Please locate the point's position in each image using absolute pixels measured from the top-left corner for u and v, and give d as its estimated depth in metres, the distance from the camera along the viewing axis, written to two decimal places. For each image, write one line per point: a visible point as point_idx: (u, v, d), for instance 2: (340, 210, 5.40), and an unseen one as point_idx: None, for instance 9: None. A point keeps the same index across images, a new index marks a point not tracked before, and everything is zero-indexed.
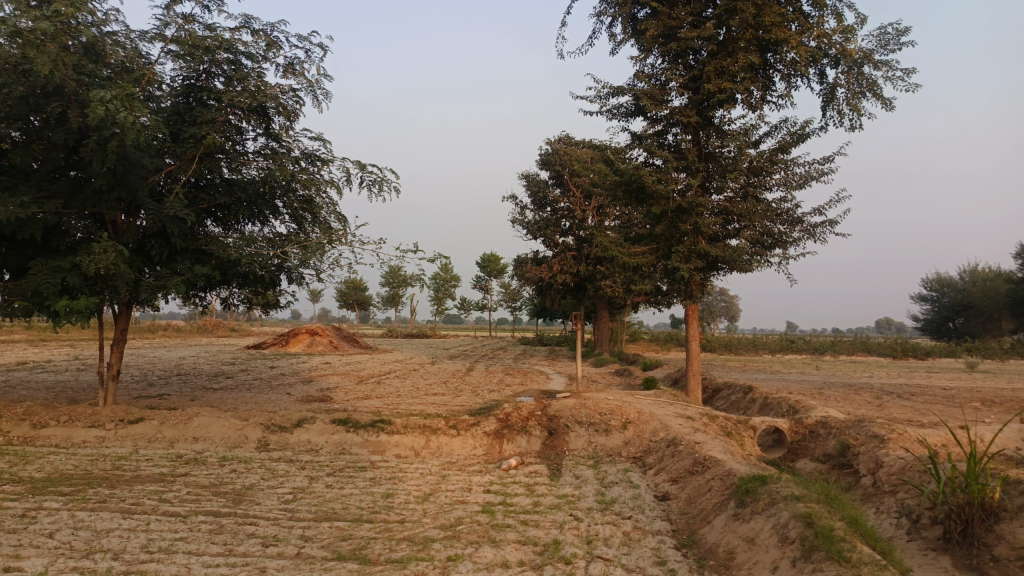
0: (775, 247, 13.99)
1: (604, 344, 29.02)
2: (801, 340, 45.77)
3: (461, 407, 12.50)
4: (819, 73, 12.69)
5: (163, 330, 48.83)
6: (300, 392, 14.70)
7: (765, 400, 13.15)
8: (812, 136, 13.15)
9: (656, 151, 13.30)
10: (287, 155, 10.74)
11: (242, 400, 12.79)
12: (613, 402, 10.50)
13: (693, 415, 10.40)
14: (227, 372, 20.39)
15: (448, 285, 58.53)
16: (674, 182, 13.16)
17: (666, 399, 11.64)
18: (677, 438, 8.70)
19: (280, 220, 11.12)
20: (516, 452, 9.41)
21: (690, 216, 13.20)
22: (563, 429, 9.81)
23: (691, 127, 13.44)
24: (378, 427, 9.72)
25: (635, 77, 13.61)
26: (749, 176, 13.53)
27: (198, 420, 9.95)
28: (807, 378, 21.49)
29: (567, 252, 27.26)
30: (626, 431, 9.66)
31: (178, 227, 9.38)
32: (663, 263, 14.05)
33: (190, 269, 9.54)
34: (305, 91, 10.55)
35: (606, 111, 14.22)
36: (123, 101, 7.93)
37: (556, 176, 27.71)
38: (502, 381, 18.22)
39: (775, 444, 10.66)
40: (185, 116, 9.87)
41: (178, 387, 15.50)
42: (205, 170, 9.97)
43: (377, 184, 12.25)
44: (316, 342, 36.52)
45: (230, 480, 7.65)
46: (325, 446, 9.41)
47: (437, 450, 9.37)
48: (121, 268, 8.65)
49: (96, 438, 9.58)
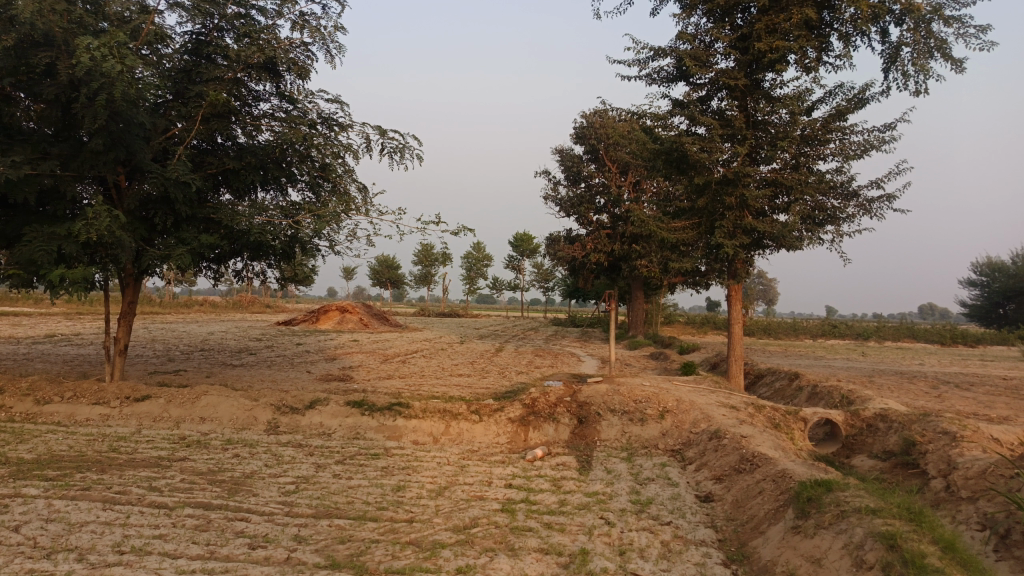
0: (827, 224, 12.90)
1: (639, 326, 28.17)
2: (843, 325, 44.13)
3: (486, 390, 11.77)
4: (881, 31, 11.58)
5: (198, 306, 49.05)
6: (319, 370, 14.10)
7: (815, 388, 12.20)
8: (872, 100, 12.03)
9: (700, 118, 12.32)
10: (301, 117, 10.12)
11: (260, 378, 12.26)
12: (650, 389, 9.63)
13: (737, 404, 9.51)
14: (252, 349, 19.97)
15: (481, 264, 57.84)
16: (718, 151, 12.19)
17: (707, 386, 10.76)
18: (721, 430, 7.86)
19: (296, 189, 10.51)
20: (543, 442, 8.65)
21: (735, 190, 12.24)
22: (594, 417, 9.00)
23: (738, 92, 12.44)
24: (395, 410, 9.03)
25: (678, 37, 12.61)
26: (801, 145, 12.47)
27: (206, 399, 9.36)
28: (853, 366, 20.36)
29: (602, 230, 26.29)
30: (663, 421, 8.80)
31: (182, 192, 8.78)
32: (706, 239, 13.10)
33: (197, 238, 8.95)
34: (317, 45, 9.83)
35: (645, 76, 13.27)
36: (114, 51, 7.28)
37: (592, 151, 26.66)
38: (531, 363, 17.48)
39: (826, 437, 9.74)
40: (190, 74, 9.24)
41: (198, 363, 15.05)
42: (212, 132, 9.37)
43: (398, 151, 11.53)
44: (347, 318, 36.22)
45: (230, 466, 7.01)
46: (337, 430, 8.77)
47: (457, 437, 8.67)
48: (120, 235, 8.08)
49: (100, 416, 9.08)
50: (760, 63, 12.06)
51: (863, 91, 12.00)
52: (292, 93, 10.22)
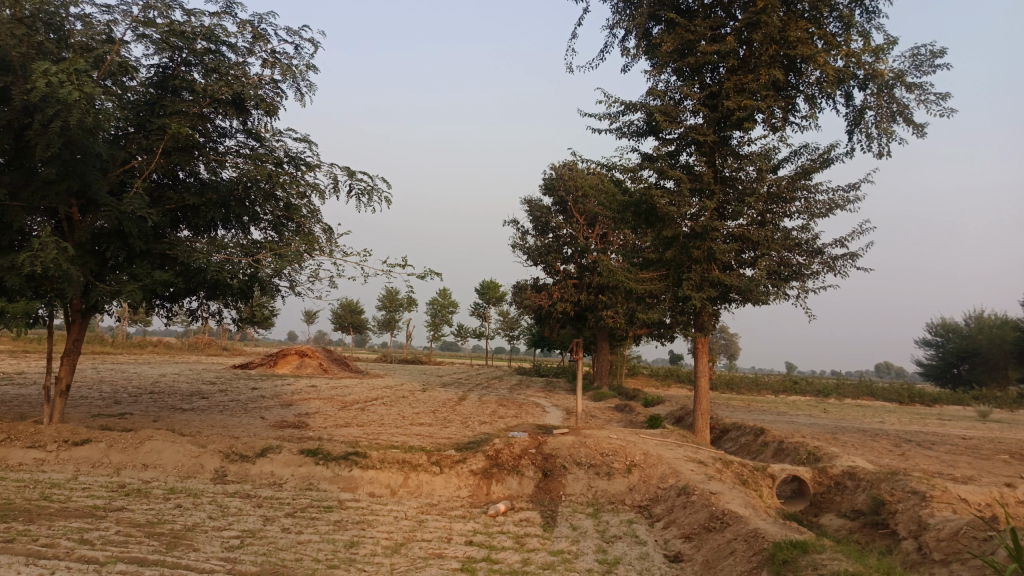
0: (793, 280, 12.98)
1: (604, 378, 28.02)
2: (803, 381, 44.54)
3: (448, 440, 11.41)
4: (846, 94, 11.87)
5: (152, 347, 47.64)
6: (274, 416, 13.56)
7: (781, 445, 12.09)
8: (836, 160, 12.27)
9: (669, 171, 12.40)
10: (267, 156, 9.91)
11: (210, 424, 11.72)
12: (616, 442, 9.37)
13: (704, 459, 9.30)
14: (204, 392, 19.27)
15: (446, 311, 57.45)
16: (687, 204, 12.24)
17: (674, 440, 10.55)
18: (690, 486, 7.64)
19: (258, 228, 10.23)
20: (506, 496, 8.31)
21: (703, 243, 12.27)
22: (559, 471, 8.71)
23: (706, 147, 12.59)
24: (352, 460, 8.63)
25: (649, 93, 12.77)
26: (767, 201, 12.61)
27: (151, 444, 8.85)
28: (816, 422, 20.37)
29: (569, 280, 26.28)
30: (630, 475, 8.55)
31: (138, 226, 8.44)
32: (673, 291, 13.06)
33: (150, 274, 8.58)
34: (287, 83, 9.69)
35: (615, 129, 13.38)
36: (73, 77, 7.04)
37: (561, 202, 26.81)
38: (495, 413, 17.11)
39: (794, 495, 9.57)
40: (154, 106, 9.00)
41: (146, 406, 14.39)
42: (174, 166, 9.10)
43: (365, 193, 11.37)
44: (306, 363, 35.43)
45: (170, 518, 6.55)
46: (290, 480, 8.33)
47: (416, 489, 8.29)
48: (68, 269, 7.69)
49: (34, 461, 8.50)
50: (728, 120, 12.25)
51: (828, 151, 12.23)
52: (259, 131, 10.03)
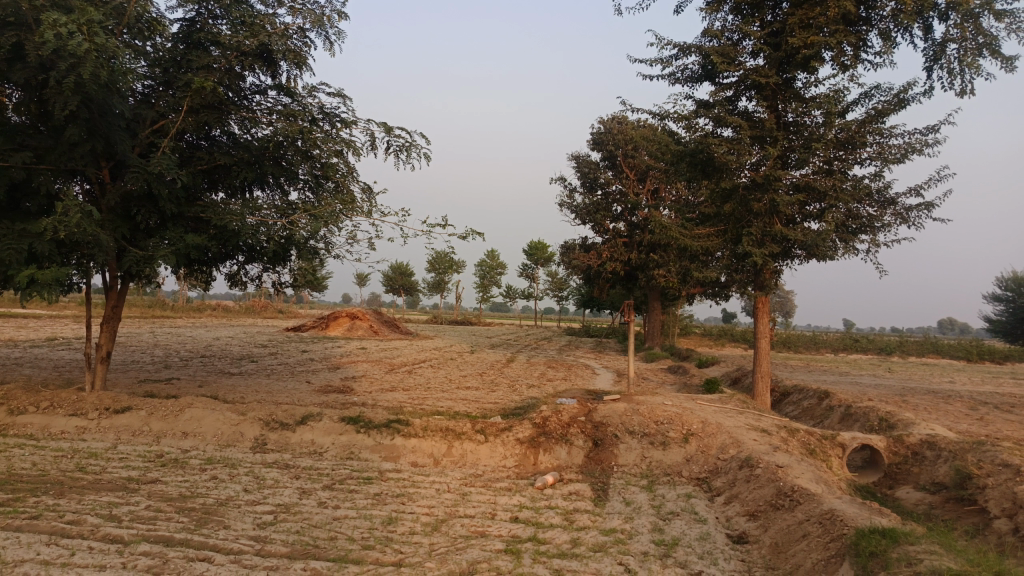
0: (862, 233, 12.03)
1: (657, 338, 27.34)
2: (863, 339, 42.99)
3: (494, 406, 11.01)
4: (925, 27, 10.76)
5: (209, 310, 48.69)
6: (320, 381, 13.37)
7: (848, 409, 11.35)
8: (913, 100, 11.19)
9: (727, 118, 11.53)
10: (300, 112, 9.45)
11: (255, 389, 11.56)
12: (672, 409, 8.77)
13: (768, 427, 8.64)
14: (254, 356, 19.34)
15: (495, 271, 57.11)
16: (747, 153, 11.39)
17: (734, 406, 9.91)
18: (753, 459, 7.06)
19: (294, 188, 9.85)
20: (554, 466, 7.86)
21: (764, 195, 11.43)
22: (611, 440, 8.19)
23: (767, 91, 11.65)
24: (393, 428, 8.27)
25: (705, 34, 11.84)
26: (835, 148, 11.65)
27: (191, 412, 8.65)
28: (880, 383, 19.37)
29: (618, 238, 25.44)
30: (688, 445, 7.97)
31: (167, 188, 8.13)
32: (732, 247, 12.27)
33: (183, 238, 8.28)
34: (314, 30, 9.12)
35: (668, 75, 12.52)
36: (84, 27, 6.66)
37: (609, 157, 25.87)
38: (544, 375, 16.68)
39: (865, 464, 8.88)
40: (180, 61, 8.61)
41: (194, 370, 14.37)
42: (202, 124, 8.73)
43: (405, 149, 10.84)
44: (356, 325, 35.61)
45: (204, 492, 6.27)
46: (330, 449, 8.04)
47: (460, 459, 7.91)
48: (97, 234, 7.41)
49: (76, 429, 8.39)
50: (793, 60, 11.27)
51: (904, 90, 11.16)
52: (290, 85, 9.59)
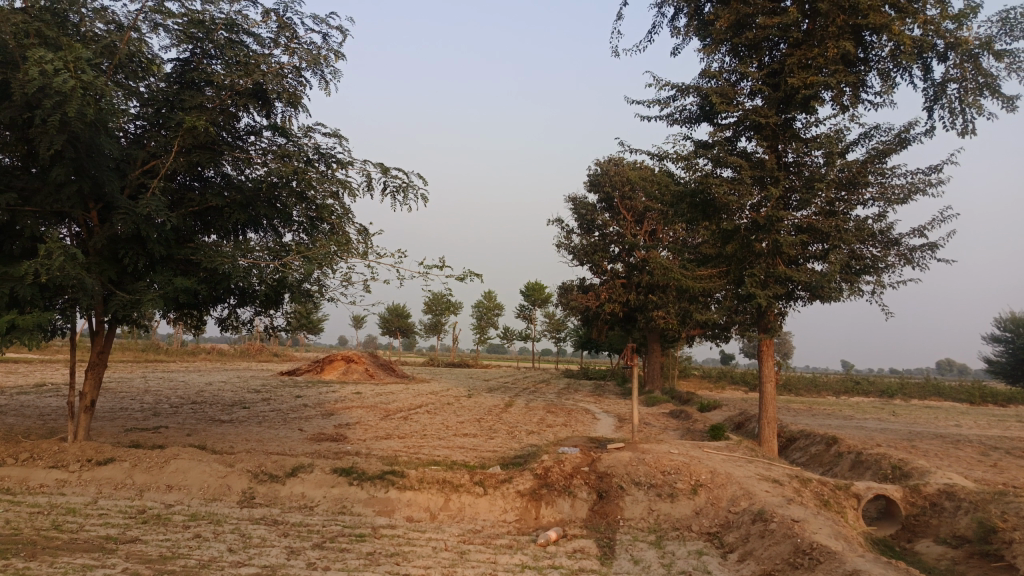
0: (866, 275, 11.83)
1: (656, 381, 26.96)
2: (864, 381, 42.57)
3: (493, 455, 10.63)
4: (924, 67, 10.73)
5: (203, 353, 48.17)
6: (313, 428, 12.97)
7: (859, 456, 10.99)
8: (915, 140, 11.10)
9: (727, 159, 11.43)
10: (294, 152, 9.30)
11: (245, 437, 11.18)
12: (679, 458, 8.41)
13: (779, 477, 8.29)
14: (247, 402, 18.92)
15: (492, 313, 56.80)
16: (748, 193, 11.25)
17: (742, 454, 9.55)
18: (766, 512, 6.70)
19: (289, 229, 9.65)
20: (557, 520, 7.49)
21: (766, 236, 11.26)
22: (616, 492, 7.82)
23: (767, 132, 11.57)
24: (388, 480, 7.90)
25: (703, 75, 11.80)
26: (837, 188, 11.51)
27: (176, 463, 8.27)
28: (886, 427, 18.96)
29: (617, 280, 25.25)
30: (696, 497, 7.61)
31: (156, 231, 7.90)
32: (734, 289, 12.05)
33: (171, 281, 8.02)
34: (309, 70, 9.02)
35: (667, 116, 12.47)
36: (70, 66, 6.55)
37: (606, 199, 25.84)
38: (543, 420, 16.30)
39: (881, 515, 8.50)
40: (173, 101, 8.50)
41: (184, 417, 13.95)
42: (194, 164, 8.57)
43: (401, 190, 10.69)
44: (351, 369, 35.16)
45: (185, 552, 5.89)
46: (321, 503, 7.66)
47: (458, 513, 7.54)
48: (82, 278, 7.16)
49: (55, 482, 8.01)
50: (792, 100, 11.22)
51: (905, 130, 11.09)
52: (285, 126, 9.46)
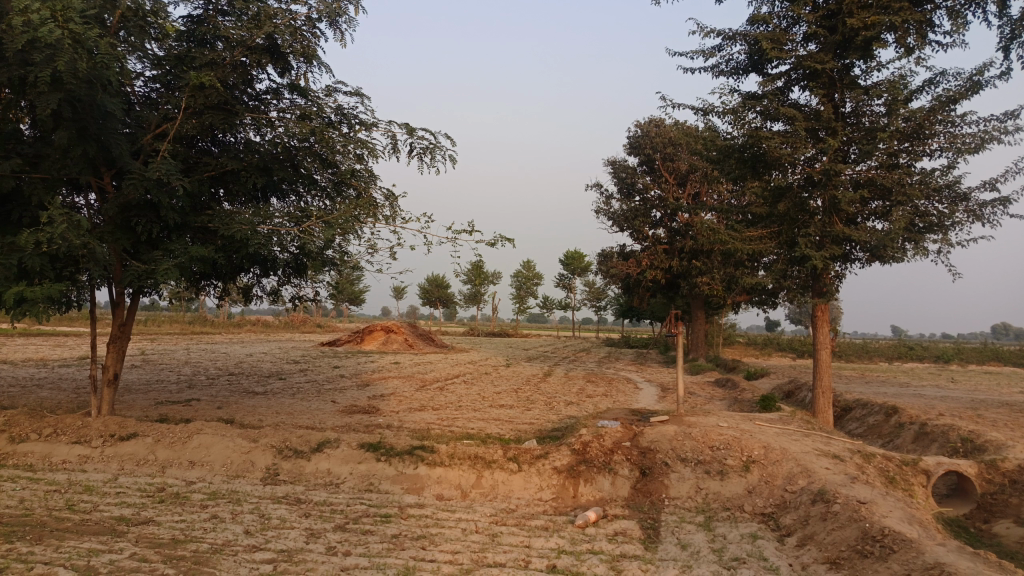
0: (932, 233, 10.90)
1: (701, 349, 26.17)
2: (918, 347, 41.01)
3: (530, 428, 10.14)
4: (1002, 2, 9.66)
5: (247, 325, 48.76)
6: (346, 400, 12.63)
7: (924, 428, 10.22)
8: (990, 83, 10.08)
9: (778, 110, 10.57)
10: (314, 112, 8.81)
11: (275, 410, 10.88)
12: (729, 432, 7.78)
13: (838, 452, 7.62)
14: (284, 373, 18.76)
15: (531, 282, 56.26)
16: (802, 147, 10.41)
17: (796, 427, 8.86)
18: (828, 493, 6.08)
19: (311, 194, 9.20)
20: (596, 499, 6.98)
21: (822, 192, 10.42)
22: (660, 468, 7.25)
23: (823, 78, 10.65)
24: (417, 455, 7.45)
25: (753, 20, 10.88)
26: (900, 139, 10.57)
27: (199, 439, 7.97)
28: (945, 394, 17.96)
29: (658, 245, 24.39)
30: (749, 474, 7.00)
31: (169, 196, 7.50)
32: (786, 251, 11.23)
33: (186, 249, 7.64)
34: (324, 19, 8.48)
35: (711, 67, 11.61)
36: (58, 15, 6.18)
37: (647, 162, 24.91)
38: (583, 391, 15.76)
39: (952, 493, 7.77)
40: (184, 60, 8.05)
41: (217, 390, 13.76)
42: (208, 126, 8.15)
43: (428, 151, 10.14)
44: (390, 339, 35.05)
45: (199, 535, 5.53)
46: (347, 480, 7.27)
47: (490, 491, 7.09)
48: (90, 247, 6.82)
49: (78, 458, 7.77)
50: (852, 43, 10.29)
51: (978, 72, 10.06)
52: (303, 84, 8.95)
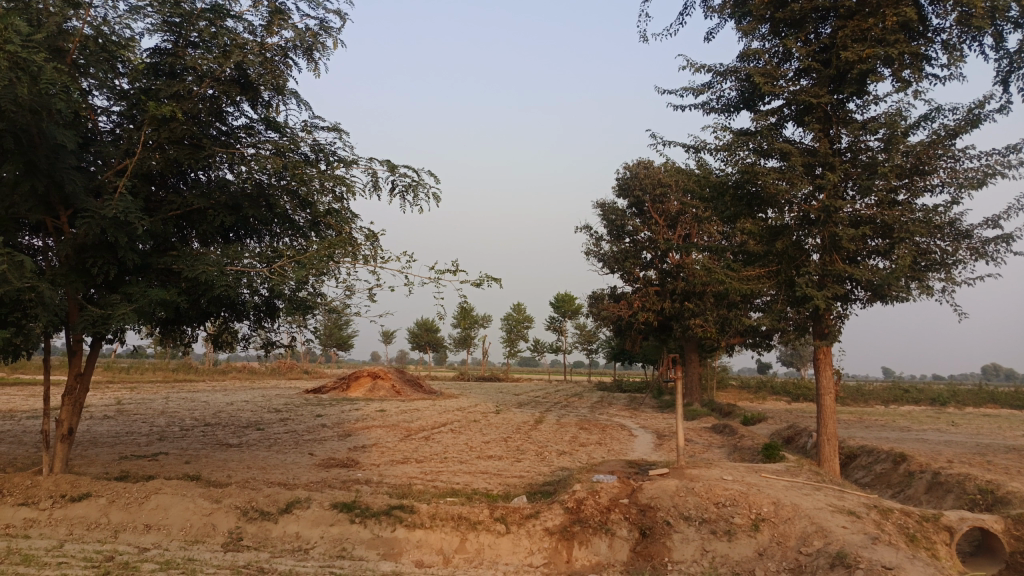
0: (935, 271, 10.49)
1: (696, 394, 25.57)
2: (914, 389, 40.48)
3: (519, 482, 9.50)
4: (1000, 34, 9.42)
5: (232, 372, 47.77)
6: (325, 452, 11.94)
7: (937, 477, 9.66)
8: (989, 118, 9.79)
9: (774, 145, 10.25)
10: (288, 146, 8.39)
11: (247, 465, 10.19)
12: (735, 487, 7.18)
13: (853, 508, 7.03)
14: (263, 423, 18.02)
15: (521, 326, 55.69)
16: (799, 183, 10.07)
17: (805, 479, 8.27)
18: (849, 556, 5.48)
19: (287, 234, 8.74)
20: (592, 565, 6.35)
21: (821, 230, 10.04)
22: (662, 529, 6.64)
23: (818, 113, 10.36)
24: (395, 516, 6.80)
25: (744, 55, 10.61)
26: (900, 175, 10.24)
27: (158, 499, 7.28)
28: (949, 439, 17.36)
29: (650, 287, 23.95)
30: (759, 534, 6.40)
31: (128, 235, 6.97)
32: (785, 291, 10.79)
33: (145, 292, 7.08)
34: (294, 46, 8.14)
35: (702, 104, 11.32)
36: None
37: (636, 203, 24.68)
38: (575, 439, 15.12)
39: (977, 550, 7.16)
40: (148, 93, 7.63)
41: (190, 443, 13.03)
42: (174, 162, 7.71)
43: (411, 189, 9.75)
44: (378, 385, 34.25)
45: None
46: (318, 545, 6.61)
47: (475, 556, 6.45)
48: (36, 287, 6.24)
49: (23, 523, 7.05)
50: (846, 78, 10.06)
51: (978, 106, 9.79)
52: (277, 119, 8.54)
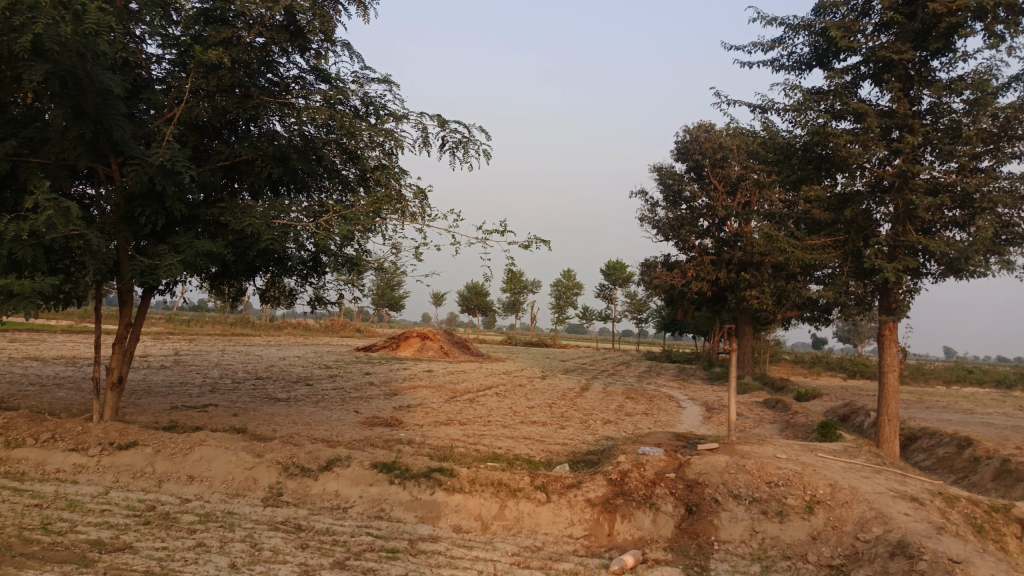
0: (1017, 246, 9.76)
1: (747, 366, 24.96)
2: (978, 369, 38.89)
3: (562, 449, 9.31)
4: None
5: (286, 328, 48.78)
6: (370, 410, 11.95)
7: (1006, 464, 9.11)
8: None
9: (848, 105, 9.60)
10: (337, 98, 8.19)
11: (292, 420, 10.24)
12: (790, 466, 6.83)
13: (916, 494, 6.62)
14: (312, 379, 18.24)
15: (571, 292, 55.32)
16: (873, 147, 9.43)
17: (863, 461, 7.85)
18: (912, 546, 5.13)
19: (335, 189, 8.59)
20: (634, 539, 6.13)
21: (895, 198, 9.43)
22: (709, 506, 6.36)
23: (898, 72, 9.65)
24: (435, 479, 6.68)
25: (820, 8, 9.92)
26: (985, 140, 9.48)
27: (201, 451, 7.32)
28: (1017, 424, 16.53)
29: (705, 256, 23.29)
30: (813, 516, 6.07)
31: (174, 185, 6.90)
32: (851, 262, 10.22)
33: (192, 243, 7.04)
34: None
35: (771, 61, 10.68)
36: None
37: (695, 168, 23.90)
38: (621, 408, 14.86)
39: None
40: (198, 41, 7.50)
41: (239, 396, 13.21)
42: (223, 112, 7.59)
43: (462, 146, 9.50)
44: (427, 346, 34.49)
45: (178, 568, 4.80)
46: (356, 504, 6.55)
47: (514, 524, 6.30)
48: (83, 235, 6.24)
49: (73, 468, 7.18)
50: (931, 34, 9.32)
51: None
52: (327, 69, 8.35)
